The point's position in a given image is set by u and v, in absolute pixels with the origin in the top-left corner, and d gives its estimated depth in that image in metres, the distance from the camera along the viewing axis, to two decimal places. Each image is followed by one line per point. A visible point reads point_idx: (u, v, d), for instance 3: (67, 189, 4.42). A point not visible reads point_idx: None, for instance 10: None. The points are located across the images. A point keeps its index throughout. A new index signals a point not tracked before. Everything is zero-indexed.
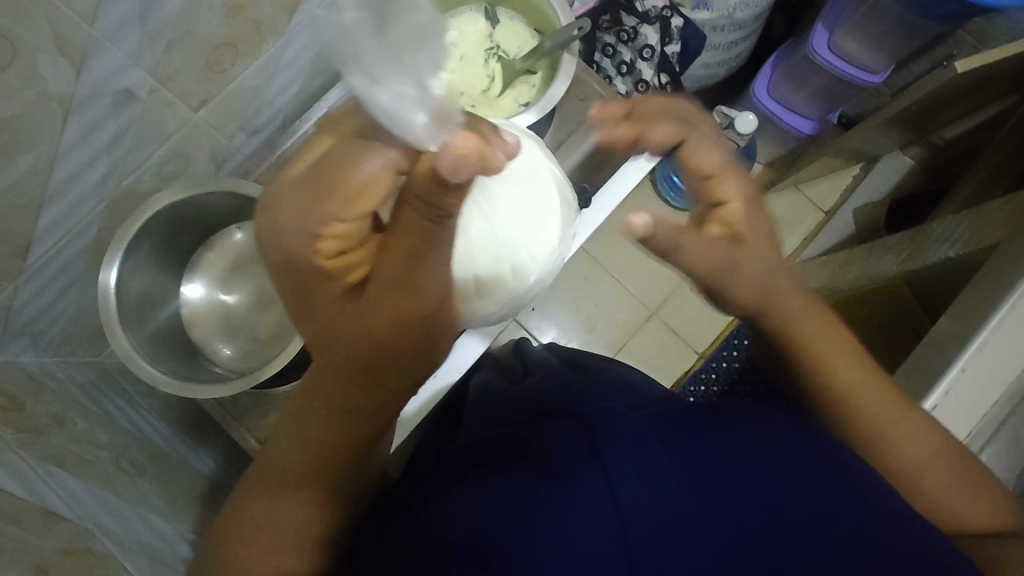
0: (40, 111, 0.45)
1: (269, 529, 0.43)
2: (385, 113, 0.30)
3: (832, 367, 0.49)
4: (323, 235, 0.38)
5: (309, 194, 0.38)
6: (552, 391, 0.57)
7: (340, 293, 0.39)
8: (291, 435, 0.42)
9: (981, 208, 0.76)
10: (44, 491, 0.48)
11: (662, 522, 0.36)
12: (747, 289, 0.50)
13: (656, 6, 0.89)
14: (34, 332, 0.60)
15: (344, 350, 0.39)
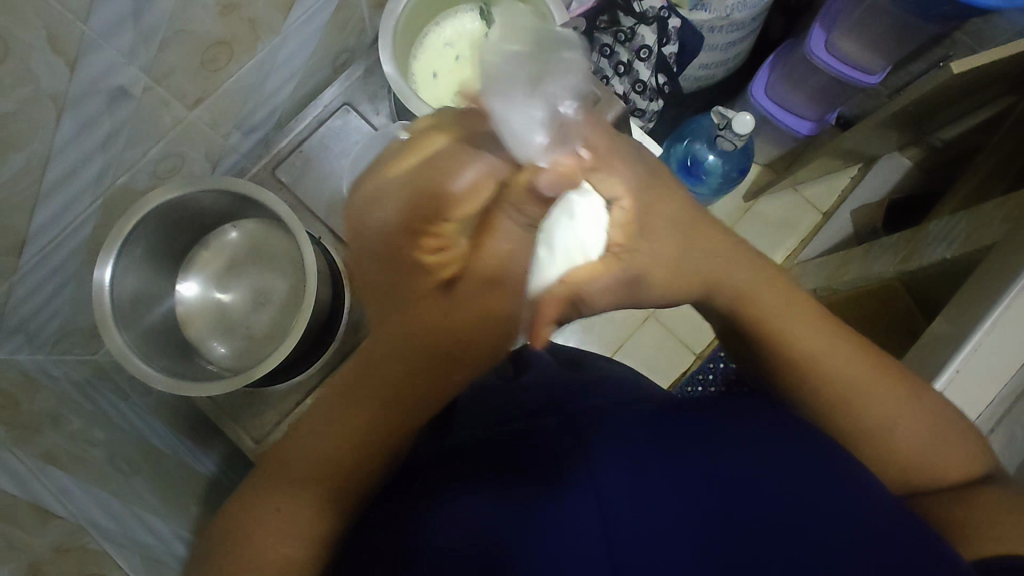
0: (34, 109, 0.45)
1: (279, 523, 0.41)
2: (514, 134, 0.35)
3: (790, 342, 0.47)
4: (425, 229, 0.36)
5: (428, 184, 0.35)
6: (546, 389, 0.57)
7: (422, 290, 0.37)
8: (324, 428, 0.41)
9: (977, 209, 0.76)
10: (37, 489, 0.48)
11: (649, 519, 0.36)
12: (678, 287, 0.47)
13: (654, 6, 0.89)
14: (29, 330, 0.60)
15: (412, 346, 0.38)
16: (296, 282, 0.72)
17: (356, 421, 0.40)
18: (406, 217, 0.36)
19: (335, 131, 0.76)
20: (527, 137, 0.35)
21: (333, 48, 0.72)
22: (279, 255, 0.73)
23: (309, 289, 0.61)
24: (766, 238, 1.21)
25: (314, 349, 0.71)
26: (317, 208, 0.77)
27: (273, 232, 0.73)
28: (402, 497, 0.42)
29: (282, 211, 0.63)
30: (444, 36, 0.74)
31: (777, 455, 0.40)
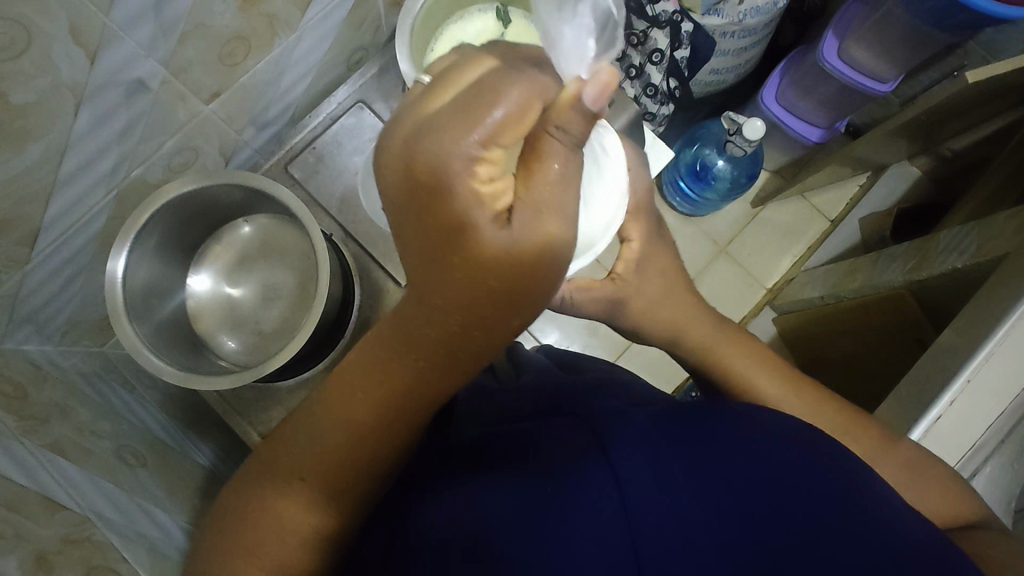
0: (53, 100, 0.45)
1: (298, 503, 0.40)
2: (565, 50, 0.37)
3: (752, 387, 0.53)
4: (477, 157, 0.30)
5: (472, 110, 0.30)
6: (551, 389, 0.56)
7: (457, 262, 0.31)
8: (328, 422, 0.39)
9: (989, 220, 0.76)
10: (45, 479, 0.48)
11: (667, 519, 0.35)
12: (645, 321, 0.56)
13: (666, 10, 0.88)
14: (39, 320, 0.60)
15: (441, 328, 0.33)
16: (307, 277, 0.72)
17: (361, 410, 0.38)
18: (436, 162, 0.30)
19: (349, 129, 0.76)
20: (576, 53, 0.37)
21: (348, 46, 0.72)
22: (289, 250, 0.72)
23: (321, 285, 0.61)
24: (772, 245, 1.22)
25: (321, 348, 0.70)
26: (329, 206, 0.76)
27: (285, 228, 0.73)
28: (407, 497, 0.43)
29: (295, 205, 0.63)
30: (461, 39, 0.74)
31: (793, 460, 0.40)
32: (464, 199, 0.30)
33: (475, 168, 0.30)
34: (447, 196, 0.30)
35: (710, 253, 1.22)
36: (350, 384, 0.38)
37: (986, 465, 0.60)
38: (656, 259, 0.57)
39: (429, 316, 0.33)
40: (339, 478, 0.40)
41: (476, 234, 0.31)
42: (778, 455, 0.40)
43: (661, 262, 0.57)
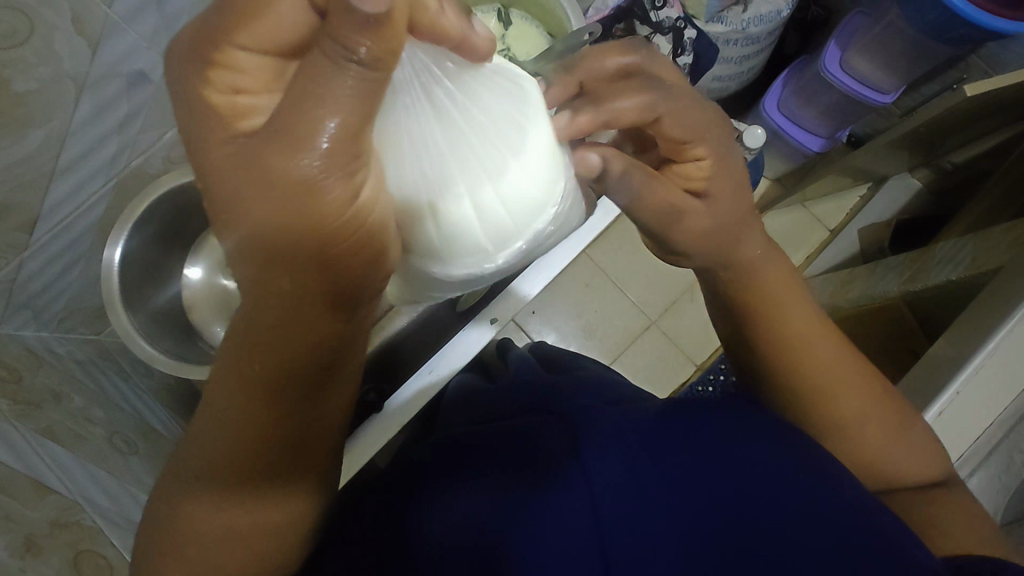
0: (54, 89, 0.45)
1: (212, 522, 0.37)
2: None
3: (817, 354, 0.48)
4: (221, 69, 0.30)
5: (226, 34, 0.30)
6: (533, 389, 0.56)
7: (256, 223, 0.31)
8: (215, 421, 0.37)
9: (986, 233, 0.77)
10: (36, 463, 0.49)
11: (637, 523, 0.36)
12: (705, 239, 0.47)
13: (670, 17, 0.89)
14: (36, 307, 0.61)
15: (268, 283, 0.33)
16: None
17: (234, 400, 0.36)
18: (198, 79, 0.31)
19: None
20: None
21: None
22: None
23: None
24: None
25: None
26: None
27: None
28: (401, 504, 0.42)
29: None
30: None
31: (771, 462, 0.40)
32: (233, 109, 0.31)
33: (214, 77, 0.31)
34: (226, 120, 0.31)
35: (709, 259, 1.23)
36: (220, 376, 0.36)
37: (972, 478, 0.61)
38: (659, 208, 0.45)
39: (261, 269, 0.32)
40: (245, 479, 0.37)
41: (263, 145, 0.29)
42: (755, 458, 0.40)
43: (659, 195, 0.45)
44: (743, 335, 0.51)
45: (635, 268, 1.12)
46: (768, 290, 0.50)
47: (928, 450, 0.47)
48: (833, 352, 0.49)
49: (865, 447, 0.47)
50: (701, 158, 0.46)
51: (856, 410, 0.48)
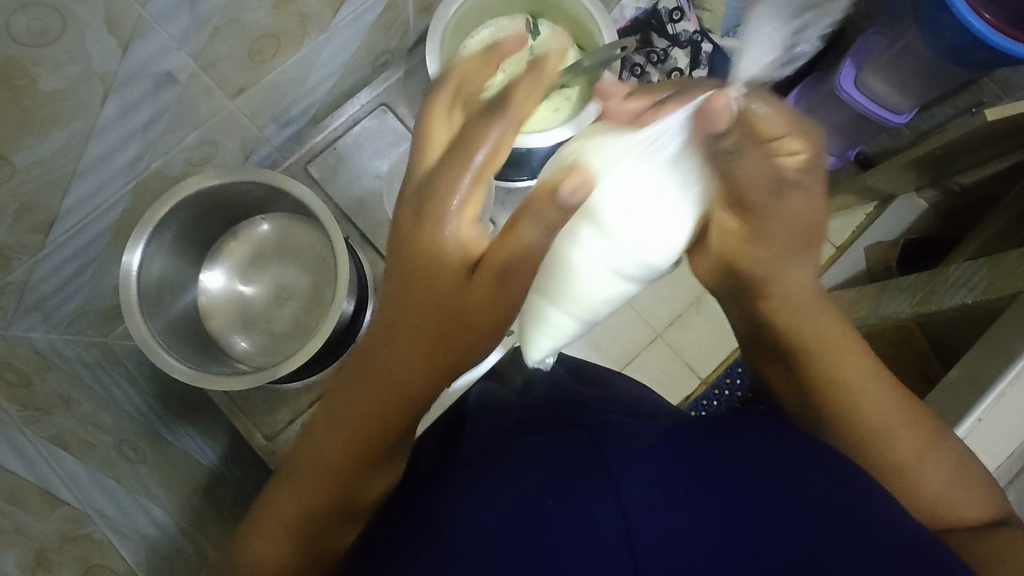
0: (81, 88, 0.44)
1: (269, 537, 0.40)
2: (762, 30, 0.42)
3: (860, 389, 0.46)
4: (462, 199, 0.36)
5: (465, 162, 0.36)
6: (561, 403, 0.55)
7: (407, 317, 0.37)
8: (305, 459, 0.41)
9: (999, 257, 0.75)
10: (45, 471, 0.47)
11: (677, 541, 0.34)
12: (785, 241, 0.44)
13: (687, 30, 0.91)
14: (47, 308, 0.59)
15: (392, 367, 0.38)
16: (322, 280, 0.71)
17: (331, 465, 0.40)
18: (443, 182, 0.36)
19: (370, 132, 0.75)
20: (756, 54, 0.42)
21: (376, 48, 0.71)
22: (306, 250, 0.72)
23: (340, 292, 0.60)
24: None
25: (335, 351, 0.69)
26: (346, 208, 0.75)
27: (302, 227, 0.72)
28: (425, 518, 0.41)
29: (318, 207, 0.61)
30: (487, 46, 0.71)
31: (816, 482, 0.39)
32: (448, 254, 0.36)
33: (464, 210, 0.36)
34: (435, 242, 0.36)
35: None
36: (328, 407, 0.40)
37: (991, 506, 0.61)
38: (772, 213, 0.43)
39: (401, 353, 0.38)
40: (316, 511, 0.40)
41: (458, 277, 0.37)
42: (803, 481, 0.39)
43: (754, 167, 0.41)
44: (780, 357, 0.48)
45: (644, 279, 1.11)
46: (814, 321, 0.46)
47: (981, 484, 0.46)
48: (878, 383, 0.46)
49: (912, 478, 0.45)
50: (799, 152, 0.43)
51: (902, 435, 0.45)
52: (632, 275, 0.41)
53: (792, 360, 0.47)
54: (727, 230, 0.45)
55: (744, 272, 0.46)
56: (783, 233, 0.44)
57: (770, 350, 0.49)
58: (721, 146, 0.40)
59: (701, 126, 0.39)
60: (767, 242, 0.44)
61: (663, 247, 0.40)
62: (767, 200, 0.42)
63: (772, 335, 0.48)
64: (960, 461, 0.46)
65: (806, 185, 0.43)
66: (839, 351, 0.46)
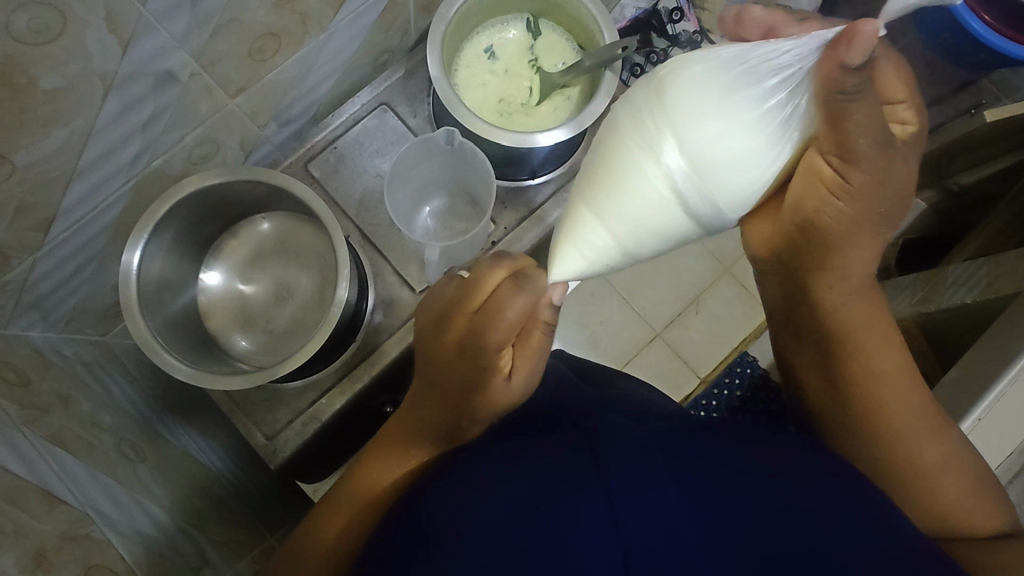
0: (82, 87, 0.44)
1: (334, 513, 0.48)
2: None
3: (886, 383, 0.48)
4: (508, 290, 0.45)
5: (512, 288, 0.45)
6: (571, 401, 0.55)
7: (459, 349, 0.47)
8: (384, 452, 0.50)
9: (998, 256, 0.76)
10: (45, 471, 0.47)
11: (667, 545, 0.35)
12: (873, 200, 0.44)
13: (686, 31, 0.92)
14: (45, 307, 0.59)
15: (448, 384, 0.48)
16: (324, 280, 0.71)
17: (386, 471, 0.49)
18: (489, 278, 0.47)
19: (370, 131, 0.75)
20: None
21: (376, 47, 0.71)
22: (306, 249, 0.72)
23: (340, 291, 0.60)
24: None
25: (335, 350, 0.69)
26: (347, 207, 0.74)
27: (303, 226, 0.72)
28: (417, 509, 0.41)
29: (318, 205, 0.61)
30: (489, 44, 0.71)
31: (804, 491, 0.40)
32: (504, 302, 0.45)
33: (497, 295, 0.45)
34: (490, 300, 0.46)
35: (713, 274, 1.12)
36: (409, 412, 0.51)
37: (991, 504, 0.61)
38: (868, 162, 0.42)
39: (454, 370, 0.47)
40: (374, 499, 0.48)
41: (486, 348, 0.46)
42: (793, 487, 0.40)
43: (866, 111, 0.39)
44: (817, 342, 0.51)
45: (644, 279, 1.11)
46: (852, 309, 0.49)
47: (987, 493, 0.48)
48: (908, 384, 0.49)
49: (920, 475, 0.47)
50: (907, 125, 0.43)
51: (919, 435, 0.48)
52: (697, 218, 0.40)
53: (827, 346, 0.50)
54: (811, 181, 0.44)
55: (811, 236, 0.47)
56: (875, 191, 0.43)
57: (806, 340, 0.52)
58: (843, 84, 0.38)
59: (836, 53, 0.37)
60: (852, 200, 0.44)
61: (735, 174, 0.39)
62: (864, 155, 0.41)
63: (815, 319, 0.51)
64: (968, 466, 0.48)
65: (904, 156, 0.43)
66: (873, 343, 0.49)
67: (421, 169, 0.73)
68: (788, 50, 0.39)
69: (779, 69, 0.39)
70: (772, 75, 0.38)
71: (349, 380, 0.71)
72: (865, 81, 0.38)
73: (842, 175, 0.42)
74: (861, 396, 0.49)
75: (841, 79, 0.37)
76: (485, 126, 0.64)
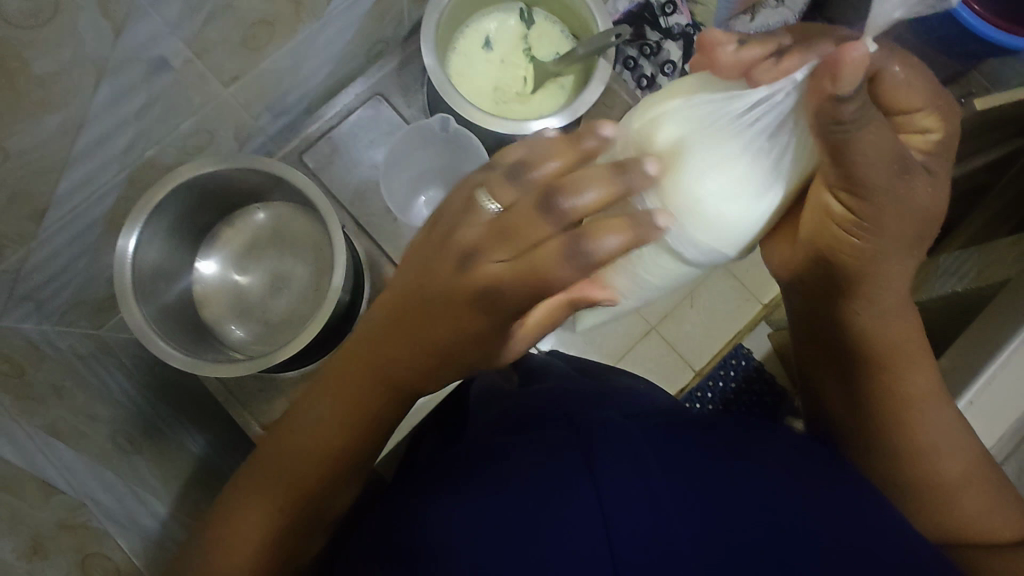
0: (75, 73, 0.44)
1: (252, 509, 0.43)
2: None
3: (905, 396, 0.48)
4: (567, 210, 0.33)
5: (582, 188, 0.33)
6: (580, 394, 0.55)
7: (465, 291, 0.36)
8: (304, 428, 0.43)
9: (988, 245, 0.77)
10: (41, 461, 0.46)
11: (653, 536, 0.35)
12: (906, 228, 0.42)
13: (680, 24, 0.93)
14: (39, 299, 0.59)
15: (430, 332, 0.38)
16: (319, 269, 0.71)
17: (313, 453, 0.43)
18: (550, 195, 0.33)
19: (365, 121, 0.75)
20: None
21: (370, 37, 0.71)
22: (302, 240, 0.72)
23: (337, 277, 0.60)
24: None
25: (328, 341, 0.68)
26: (343, 197, 0.74)
27: (298, 216, 0.72)
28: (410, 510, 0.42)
29: (316, 194, 0.61)
30: (484, 34, 0.72)
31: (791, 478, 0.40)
32: (540, 233, 0.34)
33: (555, 206, 0.33)
34: (536, 218, 0.34)
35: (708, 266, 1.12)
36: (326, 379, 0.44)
37: None
38: (888, 195, 0.40)
39: (447, 322, 0.37)
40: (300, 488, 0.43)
41: (489, 295, 0.36)
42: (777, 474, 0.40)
43: (880, 141, 0.37)
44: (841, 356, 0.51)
45: None
46: (884, 328, 0.47)
47: (1001, 495, 0.48)
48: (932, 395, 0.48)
49: (936, 482, 0.48)
50: (931, 133, 0.41)
51: (937, 440, 0.48)
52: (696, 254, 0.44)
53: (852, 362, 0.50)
54: (828, 219, 0.44)
55: (838, 265, 0.46)
56: (900, 221, 0.42)
57: (833, 352, 0.52)
58: (838, 115, 0.35)
59: (822, 86, 0.34)
60: (872, 235, 0.43)
61: (732, 216, 0.42)
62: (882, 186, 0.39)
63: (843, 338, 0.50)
64: (988, 473, 0.48)
65: (930, 170, 0.41)
66: (904, 359, 0.48)
67: (416, 159, 0.74)
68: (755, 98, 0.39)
69: (752, 110, 0.40)
70: (756, 121, 0.40)
71: None
72: (864, 104, 0.35)
73: (854, 209, 0.42)
74: (888, 414, 0.49)
75: (831, 113, 0.35)
76: (480, 114, 0.64)
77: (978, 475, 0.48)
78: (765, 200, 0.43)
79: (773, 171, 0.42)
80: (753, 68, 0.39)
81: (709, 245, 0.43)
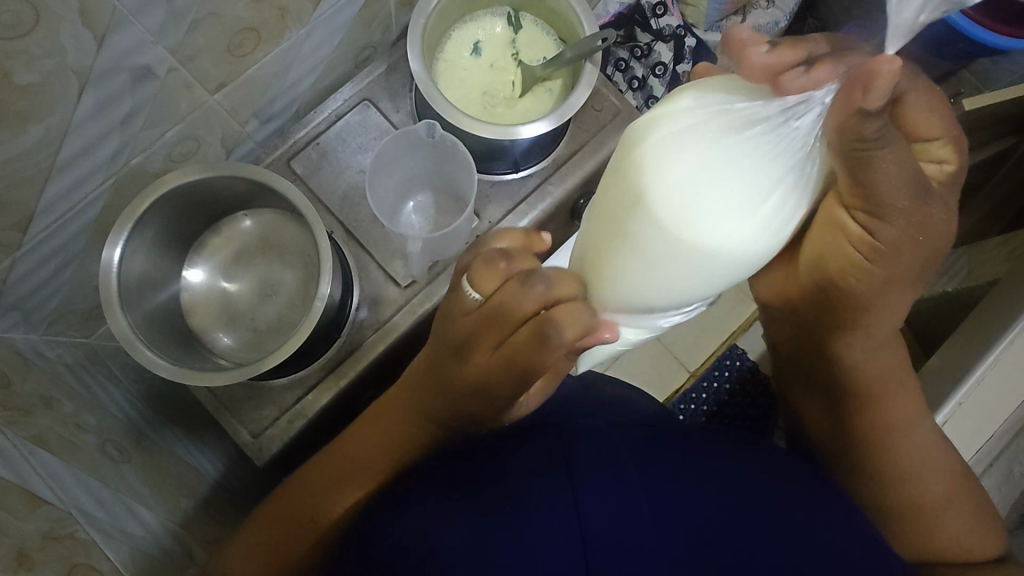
0: (57, 83, 0.44)
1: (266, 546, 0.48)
2: None
3: (888, 416, 0.48)
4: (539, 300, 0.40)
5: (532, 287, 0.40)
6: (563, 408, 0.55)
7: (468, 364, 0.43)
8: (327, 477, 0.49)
9: (978, 245, 0.78)
10: (27, 472, 0.46)
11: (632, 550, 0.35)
12: (907, 250, 0.43)
13: (670, 25, 0.92)
14: (26, 309, 0.58)
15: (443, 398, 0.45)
16: (308, 276, 0.71)
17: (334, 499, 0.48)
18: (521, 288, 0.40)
19: (353, 127, 0.75)
20: None
21: (357, 43, 0.71)
22: (292, 247, 0.71)
23: (323, 286, 0.60)
24: None
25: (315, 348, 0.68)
26: (330, 203, 0.74)
27: (287, 223, 0.72)
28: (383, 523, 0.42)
29: (303, 202, 0.61)
30: (473, 38, 0.72)
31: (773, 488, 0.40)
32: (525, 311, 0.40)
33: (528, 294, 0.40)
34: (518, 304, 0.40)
35: None
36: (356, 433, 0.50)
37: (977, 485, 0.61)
38: (899, 213, 0.40)
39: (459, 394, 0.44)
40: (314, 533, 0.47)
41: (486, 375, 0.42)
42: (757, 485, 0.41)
43: (897, 158, 0.37)
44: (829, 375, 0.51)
45: None
46: (871, 355, 0.48)
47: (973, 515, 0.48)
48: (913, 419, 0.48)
49: (912, 498, 0.48)
50: (944, 162, 0.41)
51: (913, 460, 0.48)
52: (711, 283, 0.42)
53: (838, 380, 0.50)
54: (842, 236, 0.44)
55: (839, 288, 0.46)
56: (907, 246, 0.42)
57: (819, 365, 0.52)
58: (862, 131, 0.35)
59: (853, 98, 0.34)
60: (876, 254, 0.43)
61: (759, 247, 0.39)
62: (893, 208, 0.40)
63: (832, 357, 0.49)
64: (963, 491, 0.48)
65: (942, 198, 0.42)
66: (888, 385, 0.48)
67: (404, 165, 0.74)
68: (772, 113, 0.36)
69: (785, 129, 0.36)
70: (789, 138, 0.37)
71: (336, 375, 0.71)
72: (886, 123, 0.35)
73: (868, 228, 0.42)
74: (873, 432, 0.49)
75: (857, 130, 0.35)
76: (468, 120, 0.64)
77: (955, 497, 0.48)
78: (782, 223, 0.39)
79: (795, 190, 0.39)
80: (779, 74, 0.37)
81: (726, 275, 0.41)
